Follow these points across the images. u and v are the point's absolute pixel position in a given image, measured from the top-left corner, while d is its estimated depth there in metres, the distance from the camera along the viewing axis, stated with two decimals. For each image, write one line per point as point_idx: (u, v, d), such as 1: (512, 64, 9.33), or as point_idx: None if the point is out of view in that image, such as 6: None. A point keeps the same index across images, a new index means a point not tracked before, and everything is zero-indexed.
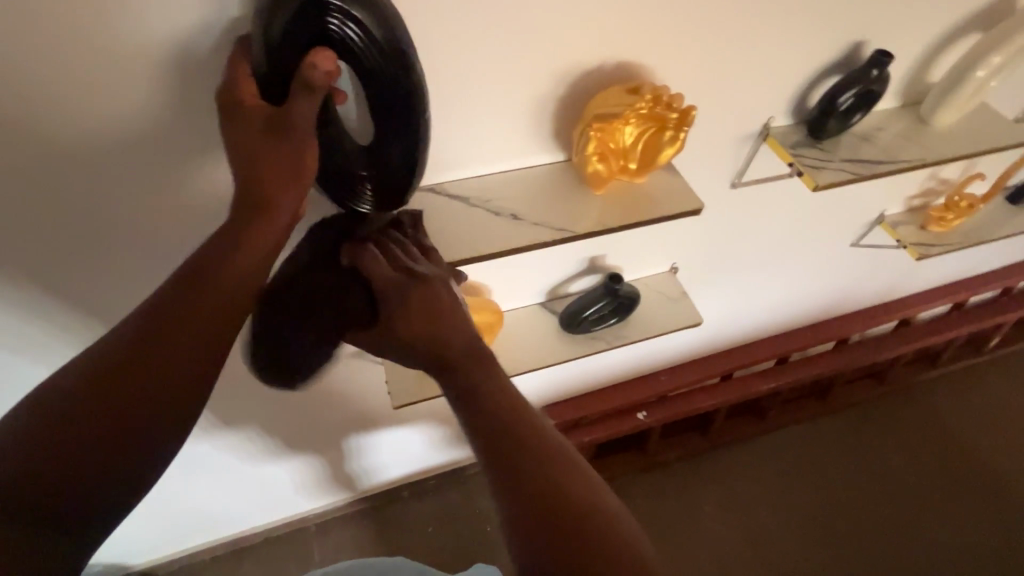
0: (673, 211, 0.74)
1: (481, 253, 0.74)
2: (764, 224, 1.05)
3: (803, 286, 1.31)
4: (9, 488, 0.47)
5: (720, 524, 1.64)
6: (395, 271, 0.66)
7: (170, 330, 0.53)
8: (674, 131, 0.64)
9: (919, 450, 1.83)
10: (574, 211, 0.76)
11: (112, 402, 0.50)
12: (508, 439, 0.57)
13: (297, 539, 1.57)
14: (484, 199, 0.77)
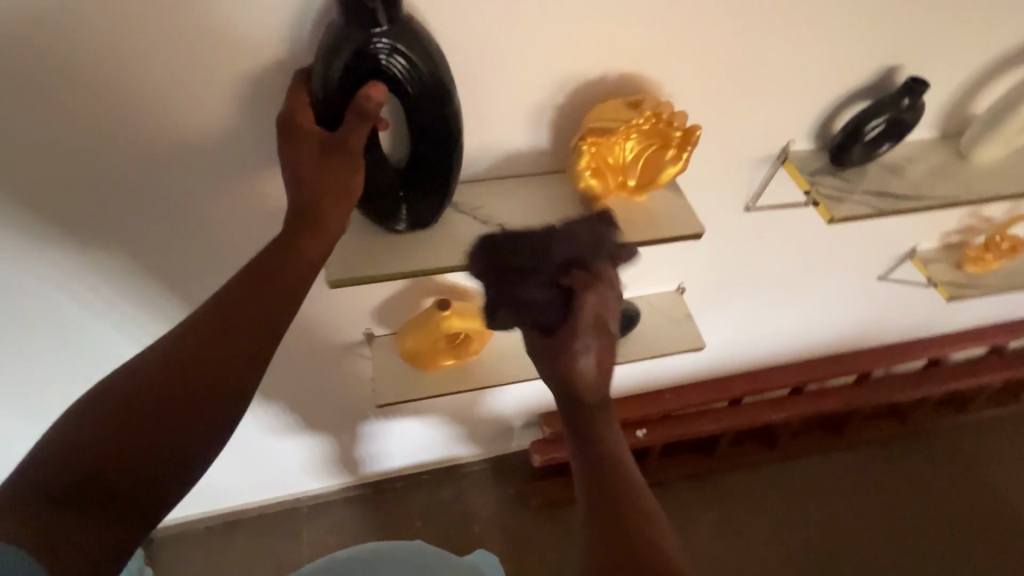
0: (672, 234, 0.70)
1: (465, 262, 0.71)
2: (781, 249, 1.00)
3: (823, 316, 1.24)
4: (87, 463, 0.53)
5: (716, 553, 1.58)
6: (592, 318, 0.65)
7: (211, 339, 0.58)
8: (677, 150, 0.61)
9: (938, 497, 1.72)
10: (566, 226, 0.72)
11: (176, 389, 0.57)
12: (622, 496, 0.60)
13: (286, 520, 1.58)
14: (473, 207, 0.74)
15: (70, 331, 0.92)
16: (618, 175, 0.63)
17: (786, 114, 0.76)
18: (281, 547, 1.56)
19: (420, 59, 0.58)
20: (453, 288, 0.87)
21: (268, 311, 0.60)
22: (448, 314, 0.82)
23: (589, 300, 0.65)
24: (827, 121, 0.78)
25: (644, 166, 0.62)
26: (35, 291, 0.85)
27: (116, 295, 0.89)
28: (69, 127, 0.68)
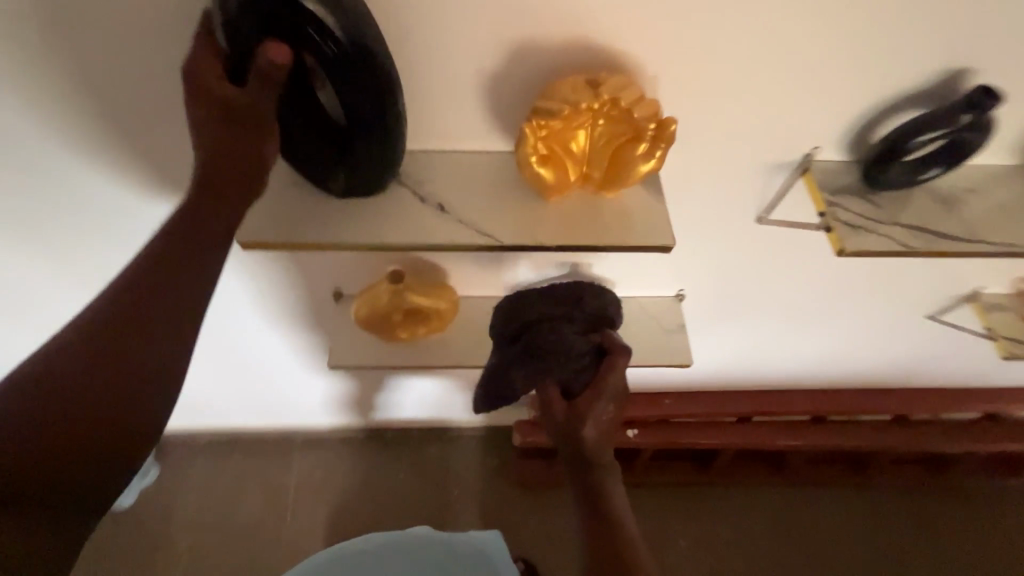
0: (641, 242, 0.58)
1: (383, 244, 0.57)
2: (806, 271, 0.86)
3: (848, 349, 1.10)
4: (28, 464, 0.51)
5: (694, 566, 1.51)
6: (618, 379, 0.69)
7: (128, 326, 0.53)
8: (649, 143, 0.51)
9: (959, 557, 1.56)
10: (519, 219, 0.58)
11: (109, 376, 0.53)
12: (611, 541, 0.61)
13: (280, 447, 1.66)
14: (416, 179, 0.60)
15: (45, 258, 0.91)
16: (581, 167, 0.54)
17: (816, 116, 0.63)
18: (270, 472, 1.63)
19: (335, 21, 0.45)
20: (422, 263, 0.81)
21: (189, 286, 0.54)
22: (396, 290, 0.78)
23: (617, 361, 0.70)
24: (864, 132, 0.65)
25: (611, 159, 0.53)
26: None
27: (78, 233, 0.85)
28: (19, 46, 0.64)
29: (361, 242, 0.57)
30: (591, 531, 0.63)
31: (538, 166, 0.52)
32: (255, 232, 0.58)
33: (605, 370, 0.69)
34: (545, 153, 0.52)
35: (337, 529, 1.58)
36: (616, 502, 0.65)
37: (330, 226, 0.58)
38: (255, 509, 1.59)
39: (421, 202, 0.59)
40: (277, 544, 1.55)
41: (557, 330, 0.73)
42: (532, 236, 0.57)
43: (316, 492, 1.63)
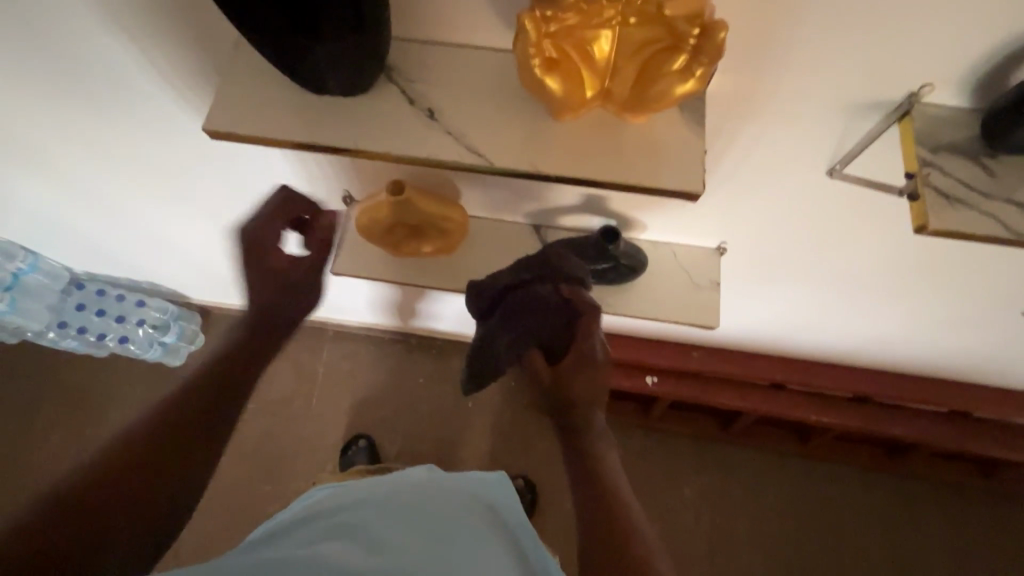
0: (659, 185, 0.47)
1: (361, 152, 0.49)
2: (880, 240, 0.72)
3: (910, 335, 0.96)
4: (76, 539, 0.46)
5: (691, 514, 1.51)
6: (595, 338, 0.62)
7: (172, 435, 0.53)
8: (689, 56, 0.40)
9: (978, 558, 1.47)
10: (520, 140, 0.49)
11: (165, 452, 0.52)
12: (604, 516, 0.52)
13: (314, 334, 1.75)
14: (407, 76, 0.50)
15: (62, 131, 0.88)
16: (602, 81, 0.44)
17: (941, 48, 0.47)
18: (301, 357, 1.73)
19: None
20: (426, 174, 0.73)
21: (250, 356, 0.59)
22: (401, 204, 0.71)
23: (592, 321, 0.63)
24: (999, 72, 0.49)
25: (639, 71, 0.42)
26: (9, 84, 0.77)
27: (90, 111, 0.80)
28: None
29: (339, 145, 0.50)
30: (583, 505, 0.55)
31: (545, 77, 0.42)
32: (224, 120, 0.50)
33: (581, 330, 0.63)
34: (552, 57, 0.42)
35: (357, 420, 1.68)
36: (612, 469, 0.57)
37: (307, 119, 0.51)
38: (285, 388, 1.71)
39: (410, 105, 0.50)
40: (304, 423, 1.68)
41: (530, 296, 0.69)
42: (533, 164, 0.48)
43: (341, 382, 1.72)
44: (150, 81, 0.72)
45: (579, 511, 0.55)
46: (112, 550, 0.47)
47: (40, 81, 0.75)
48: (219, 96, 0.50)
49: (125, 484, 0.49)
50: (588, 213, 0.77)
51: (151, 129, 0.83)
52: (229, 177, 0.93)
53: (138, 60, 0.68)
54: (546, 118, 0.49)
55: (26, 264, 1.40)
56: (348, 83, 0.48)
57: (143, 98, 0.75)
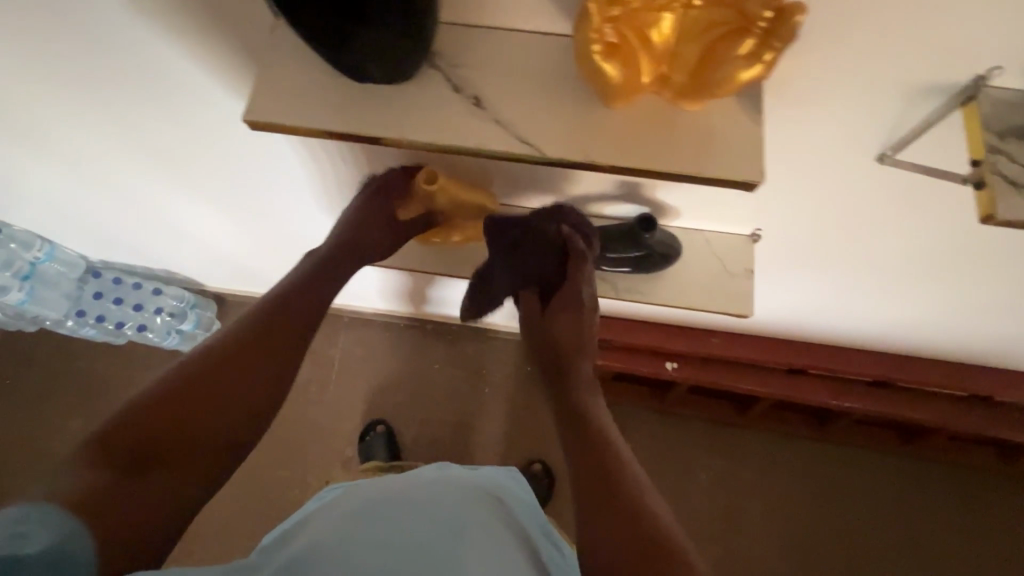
0: (715, 175, 0.46)
1: (407, 144, 0.48)
2: (921, 226, 0.70)
3: (940, 321, 0.95)
4: (138, 453, 0.59)
5: (706, 496, 1.52)
6: (587, 288, 0.77)
7: (217, 385, 0.66)
8: (756, 40, 0.38)
9: (992, 540, 1.48)
10: (569, 129, 0.47)
11: (210, 397, 0.65)
12: (588, 446, 0.64)
13: (329, 321, 1.75)
14: (450, 62, 0.48)
15: (81, 118, 0.87)
16: (659, 65, 0.43)
17: (1010, 29, 0.45)
18: (317, 344, 1.73)
19: None
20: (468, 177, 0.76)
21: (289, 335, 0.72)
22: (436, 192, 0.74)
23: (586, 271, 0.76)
24: None
25: (701, 57, 0.41)
26: (28, 67, 0.76)
27: (110, 95, 0.78)
28: None
29: (384, 136, 0.48)
30: (572, 444, 0.66)
31: (601, 60, 0.41)
32: (267, 113, 0.49)
33: (576, 280, 0.76)
34: (612, 42, 0.41)
35: (374, 405, 1.69)
36: (596, 414, 0.69)
37: (347, 110, 0.49)
38: (301, 374, 1.72)
39: (455, 92, 0.48)
40: (321, 408, 1.69)
41: (537, 241, 0.74)
42: (584, 153, 0.46)
43: (357, 368, 1.72)
44: (174, 65, 0.70)
45: (569, 448, 0.66)
46: (163, 471, 0.60)
47: (61, 64, 0.74)
48: (261, 86, 0.49)
49: (179, 420, 0.62)
50: (623, 201, 0.75)
51: (172, 115, 0.81)
52: (251, 164, 0.92)
53: (162, 43, 0.67)
54: (596, 105, 0.47)
55: (43, 254, 1.40)
56: (391, 70, 0.47)
57: (166, 84, 0.74)
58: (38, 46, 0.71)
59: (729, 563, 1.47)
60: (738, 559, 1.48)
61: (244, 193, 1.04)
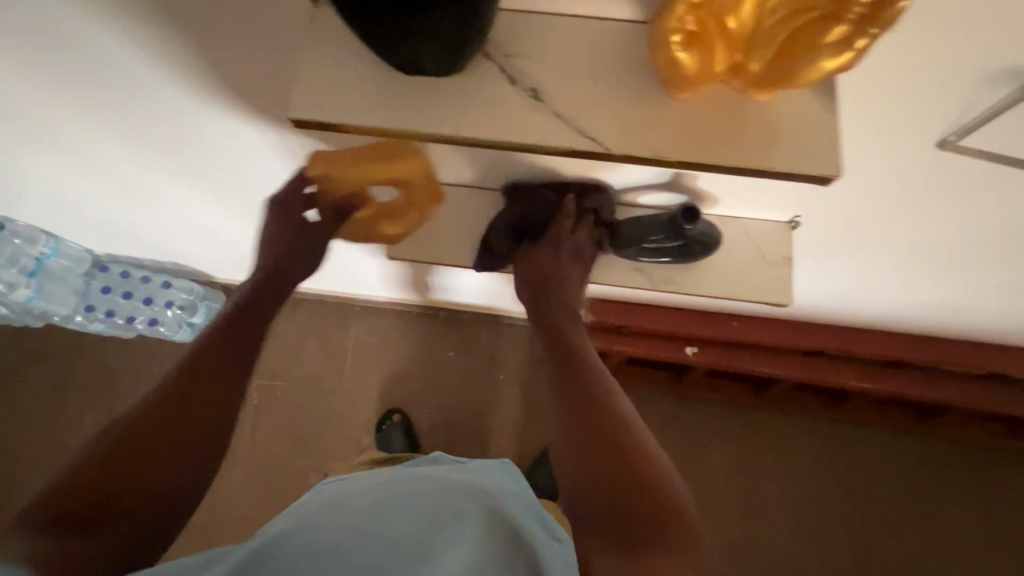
0: (781, 169, 0.46)
1: (459, 140, 0.47)
2: (968, 212, 0.68)
3: (974, 303, 0.94)
4: (85, 506, 0.54)
5: (724, 477, 1.54)
6: (585, 244, 0.79)
7: (172, 421, 0.60)
8: (843, 30, 0.37)
9: (1003, 512, 1.51)
10: (634, 124, 0.46)
11: (165, 436, 0.59)
12: (574, 371, 0.66)
13: (341, 310, 1.73)
14: (504, 51, 0.46)
15: (89, 112, 0.83)
16: (733, 54, 0.42)
17: None
18: (330, 334, 1.71)
19: None
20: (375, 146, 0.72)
21: (247, 346, 0.69)
22: (323, 175, 0.72)
23: (587, 233, 0.78)
24: None
25: (783, 47, 0.40)
26: (28, 56, 0.71)
27: (116, 84, 0.74)
28: None
29: (435, 133, 0.47)
30: (560, 366, 0.68)
31: (671, 49, 0.42)
32: (310, 108, 0.48)
33: (570, 239, 0.78)
34: (692, 35, 0.41)
35: (389, 394, 1.68)
36: (581, 344, 0.71)
37: (391, 105, 0.48)
38: (315, 365, 1.70)
39: (511, 85, 0.46)
40: (335, 398, 1.68)
41: (539, 199, 0.76)
42: (652, 148, 0.46)
43: (371, 357, 1.71)
44: (190, 59, 0.66)
45: (555, 370, 0.68)
46: (114, 522, 0.54)
47: (64, 53, 0.69)
48: (306, 82, 0.48)
49: (131, 465, 0.57)
50: (662, 189, 0.73)
51: (181, 105, 0.76)
52: (265, 155, 0.88)
53: (177, 33, 0.62)
54: (661, 97, 0.46)
55: (48, 250, 1.37)
56: (442, 62, 0.45)
57: (180, 78, 0.70)
58: (37, 33, 0.66)
59: (746, 542, 1.49)
60: (756, 537, 1.50)
61: (258, 186, 1.00)
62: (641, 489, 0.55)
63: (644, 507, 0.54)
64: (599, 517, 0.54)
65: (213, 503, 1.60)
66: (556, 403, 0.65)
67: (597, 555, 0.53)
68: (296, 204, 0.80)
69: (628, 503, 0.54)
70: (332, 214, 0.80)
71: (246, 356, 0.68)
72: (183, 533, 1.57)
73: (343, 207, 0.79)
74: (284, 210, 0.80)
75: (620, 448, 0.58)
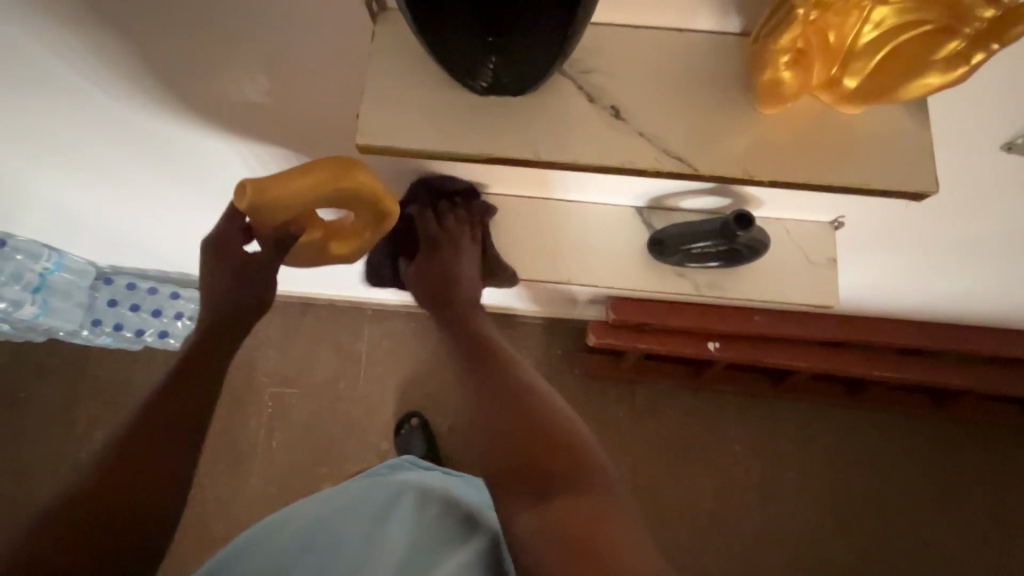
0: (856, 182, 0.51)
1: (539, 161, 0.52)
2: (1014, 210, 0.68)
3: (1005, 293, 0.95)
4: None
5: (743, 468, 1.54)
6: (465, 239, 0.79)
7: (121, 486, 0.58)
8: (949, 50, 0.43)
9: (1016, 492, 1.54)
10: (719, 143, 0.51)
11: (113, 502, 0.57)
12: (483, 362, 0.69)
13: (353, 314, 1.71)
14: (578, 68, 0.52)
15: (105, 125, 0.80)
16: (830, 68, 0.47)
17: None
18: (343, 338, 1.69)
19: None
20: (325, 164, 0.68)
21: (194, 398, 0.65)
22: (255, 205, 0.65)
23: (466, 227, 0.80)
24: None
25: (882, 64, 0.45)
26: (44, 67, 0.67)
27: (142, 95, 0.71)
28: None
29: (511, 155, 0.52)
30: (468, 356, 0.71)
31: (778, 68, 0.46)
32: (384, 135, 0.53)
33: (444, 233, 0.79)
34: (798, 55, 0.45)
35: (406, 397, 1.67)
36: (489, 335, 0.74)
37: (441, 127, 0.53)
38: (328, 370, 1.68)
39: (590, 103, 0.52)
40: (351, 403, 1.66)
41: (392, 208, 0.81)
42: (743, 168, 0.51)
43: (386, 360, 1.69)
44: (220, 71, 0.64)
45: (464, 360, 0.71)
46: None
47: (90, 62, 0.66)
48: (392, 111, 0.53)
49: (78, 536, 0.54)
50: (707, 194, 0.72)
51: (209, 116, 0.73)
52: (290, 167, 0.85)
53: (210, 45, 0.60)
54: (746, 112, 0.51)
55: (52, 263, 1.33)
56: (513, 83, 0.50)
57: (209, 89, 0.68)
58: (63, 40, 0.63)
59: (768, 533, 1.50)
60: (776, 525, 1.51)
61: None
62: (569, 472, 0.57)
63: (569, 489, 0.55)
64: (523, 497, 0.56)
65: (233, 513, 1.58)
66: (469, 390, 0.67)
67: (525, 533, 0.53)
68: (233, 238, 0.72)
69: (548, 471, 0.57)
70: (270, 246, 0.71)
71: (194, 410, 0.64)
72: (202, 544, 1.55)
73: (284, 237, 0.69)
74: (221, 247, 0.72)
75: (533, 424, 0.61)
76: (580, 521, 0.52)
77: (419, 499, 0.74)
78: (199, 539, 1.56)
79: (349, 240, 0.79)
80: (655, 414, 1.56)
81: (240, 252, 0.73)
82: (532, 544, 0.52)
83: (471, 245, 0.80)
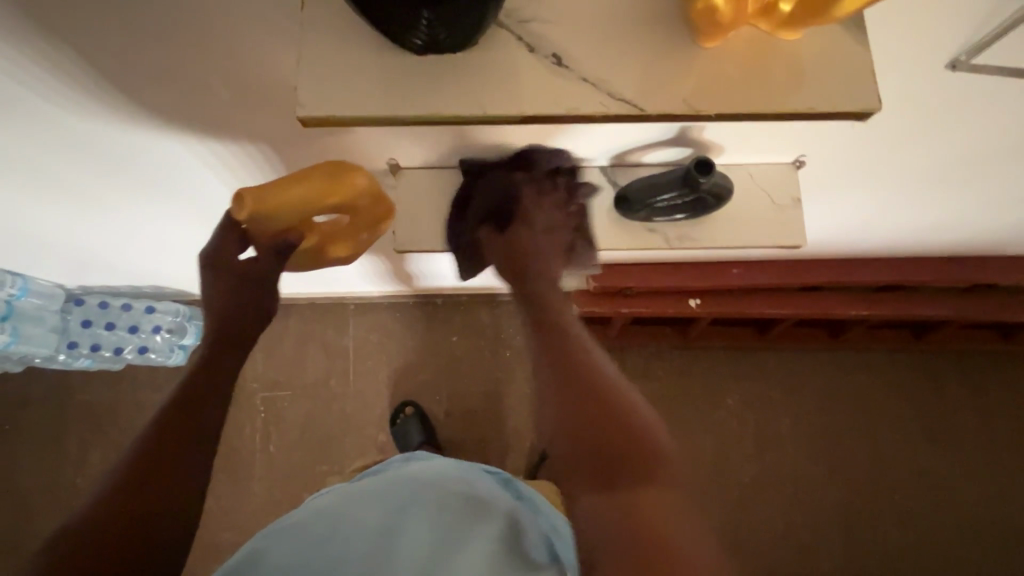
0: (811, 105, 0.51)
1: (485, 116, 0.51)
2: (967, 132, 0.70)
3: (970, 218, 0.97)
4: (92, 536, 0.51)
5: (736, 419, 1.58)
6: (558, 214, 0.75)
7: (164, 434, 0.58)
8: None
9: (998, 413, 1.60)
10: (660, 80, 0.51)
11: (156, 451, 0.57)
12: (551, 326, 0.62)
13: (336, 311, 1.69)
14: (518, 18, 0.52)
15: (47, 137, 0.77)
16: None
17: None
18: (328, 336, 1.68)
19: None
20: (324, 170, 0.70)
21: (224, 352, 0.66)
22: (256, 214, 0.67)
23: (558, 199, 0.75)
24: None
25: None
26: None
27: (84, 99, 0.68)
28: None
29: (461, 113, 0.52)
30: (535, 321, 0.64)
31: None
32: (324, 104, 0.52)
33: (540, 207, 0.74)
34: None
35: (398, 387, 1.66)
36: (556, 302, 0.66)
37: (389, 92, 0.52)
38: (317, 369, 1.67)
39: (530, 53, 0.52)
40: (344, 398, 1.66)
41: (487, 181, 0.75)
42: (686, 103, 0.51)
43: (375, 353, 1.68)
44: (157, 65, 0.62)
45: (530, 324, 0.65)
46: (127, 539, 0.52)
47: (18, 69, 0.63)
48: (335, 76, 0.52)
49: (132, 486, 0.55)
50: (666, 145, 0.72)
51: (152, 114, 0.71)
52: (247, 160, 0.83)
53: (139, 38, 0.58)
54: (690, 47, 0.51)
55: (17, 290, 1.26)
56: (453, 40, 0.49)
57: (148, 86, 0.65)
58: None
59: (766, 480, 1.54)
60: (773, 471, 1.55)
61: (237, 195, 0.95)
62: (628, 453, 0.49)
63: (633, 479, 0.47)
64: (584, 483, 0.49)
65: (239, 519, 1.58)
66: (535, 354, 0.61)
67: (583, 522, 0.47)
68: (230, 248, 0.70)
69: (607, 451, 0.50)
70: (270, 256, 0.71)
71: (226, 361, 0.66)
72: (212, 552, 1.55)
73: (282, 246, 0.71)
74: (217, 259, 0.69)
75: (598, 398, 0.53)
76: (641, 519, 0.45)
77: (438, 503, 0.71)
78: (207, 548, 1.56)
79: (345, 244, 0.79)
80: (646, 377, 1.59)
81: (239, 262, 0.70)
82: (591, 535, 0.45)
83: (562, 222, 0.75)
